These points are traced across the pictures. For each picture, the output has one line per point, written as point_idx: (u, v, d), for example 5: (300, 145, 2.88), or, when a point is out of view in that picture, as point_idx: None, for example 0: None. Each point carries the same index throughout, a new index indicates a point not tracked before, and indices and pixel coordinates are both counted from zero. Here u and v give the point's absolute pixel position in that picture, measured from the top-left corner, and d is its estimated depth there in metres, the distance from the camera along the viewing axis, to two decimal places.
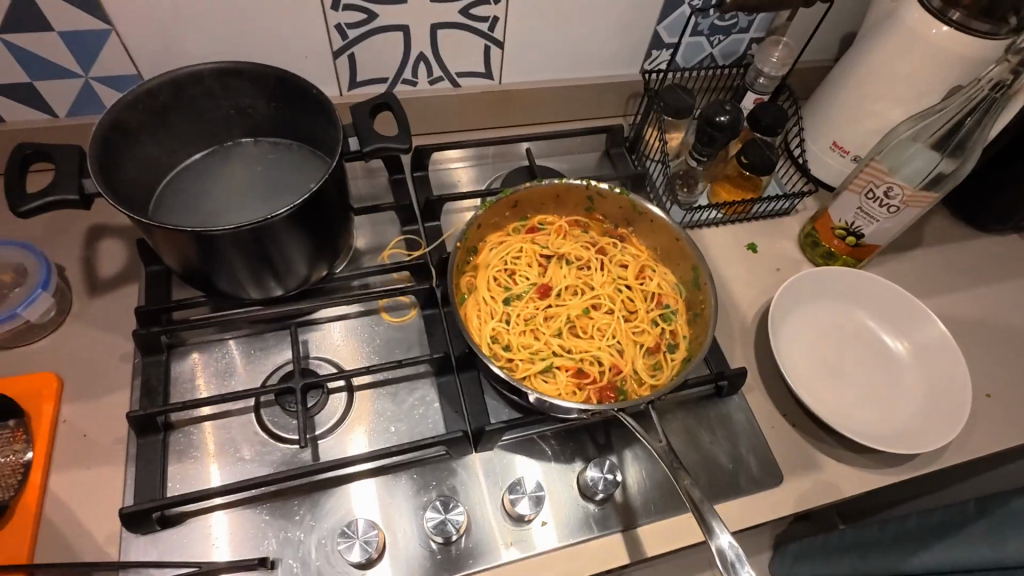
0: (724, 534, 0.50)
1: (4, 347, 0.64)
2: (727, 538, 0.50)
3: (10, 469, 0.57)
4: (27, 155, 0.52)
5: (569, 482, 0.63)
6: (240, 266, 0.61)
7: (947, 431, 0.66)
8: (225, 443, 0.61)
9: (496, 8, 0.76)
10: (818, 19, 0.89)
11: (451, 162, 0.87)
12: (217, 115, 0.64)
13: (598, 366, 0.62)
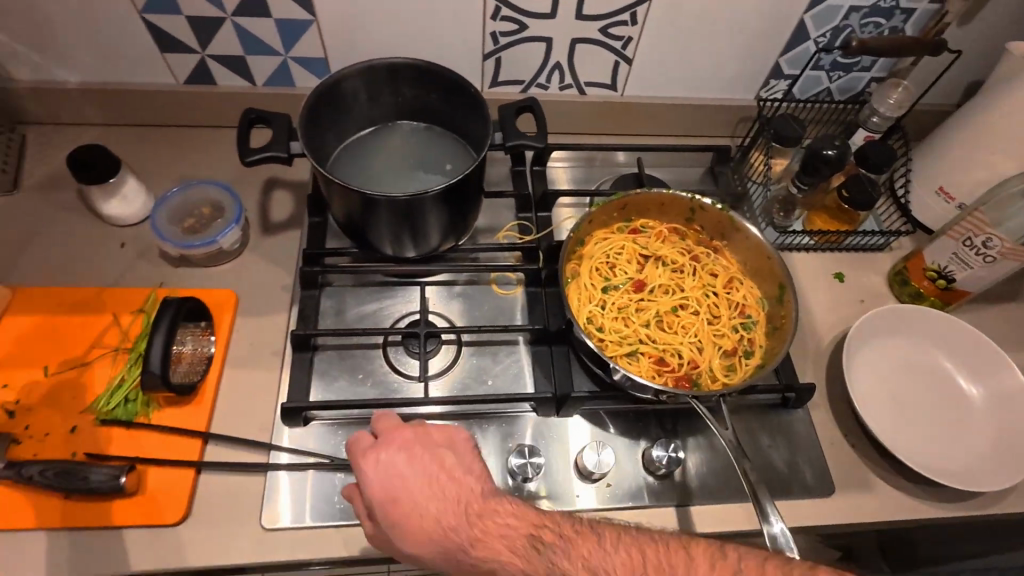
0: (778, 522, 0.56)
1: (199, 265, 0.80)
2: (779, 526, 0.55)
3: (198, 358, 0.72)
4: (253, 118, 0.67)
5: (635, 455, 0.72)
6: (390, 227, 0.73)
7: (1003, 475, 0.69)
8: (355, 369, 0.74)
9: (632, 29, 0.85)
10: (941, 69, 0.91)
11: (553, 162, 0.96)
12: (389, 102, 0.77)
13: (678, 358, 0.70)
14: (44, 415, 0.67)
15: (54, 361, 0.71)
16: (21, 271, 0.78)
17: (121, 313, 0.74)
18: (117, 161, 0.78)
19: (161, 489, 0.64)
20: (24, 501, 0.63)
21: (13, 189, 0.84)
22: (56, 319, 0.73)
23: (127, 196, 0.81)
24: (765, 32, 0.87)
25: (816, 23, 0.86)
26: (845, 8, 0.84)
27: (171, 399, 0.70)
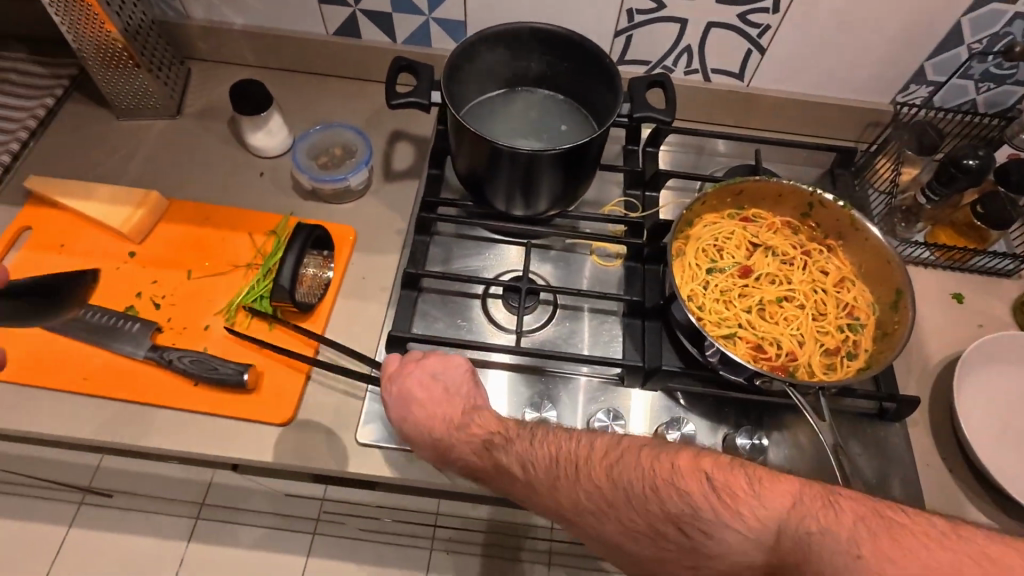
0: None
1: (325, 200, 0.87)
2: None
3: (316, 281, 0.79)
4: (400, 65, 0.71)
5: (715, 440, 0.72)
6: (507, 183, 0.76)
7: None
8: (454, 313, 0.78)
9: (772, 18, 0.83)
10: None
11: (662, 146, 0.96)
12: (521, 66, 0.79)
13: (778, 348, 0.69)
14: (183, 311, 0.75)
15: (195, 266, 0.79)
16: (175, 186, 0.88)
17: (256, 233, 0.82)
18: (269, 97, 0.86)
19: (273, 391, 0.71)
20: (157, 381, 0.70)
21: (176, 115, 0.94)
22: (200, 230, 0.82)
23: (272, 130, 0.89)
24: (915, 32, 0.83)
25: (974, 28, 0.81)
26: (1011, 14, 0.79)
27: (289, 315, 0.76)
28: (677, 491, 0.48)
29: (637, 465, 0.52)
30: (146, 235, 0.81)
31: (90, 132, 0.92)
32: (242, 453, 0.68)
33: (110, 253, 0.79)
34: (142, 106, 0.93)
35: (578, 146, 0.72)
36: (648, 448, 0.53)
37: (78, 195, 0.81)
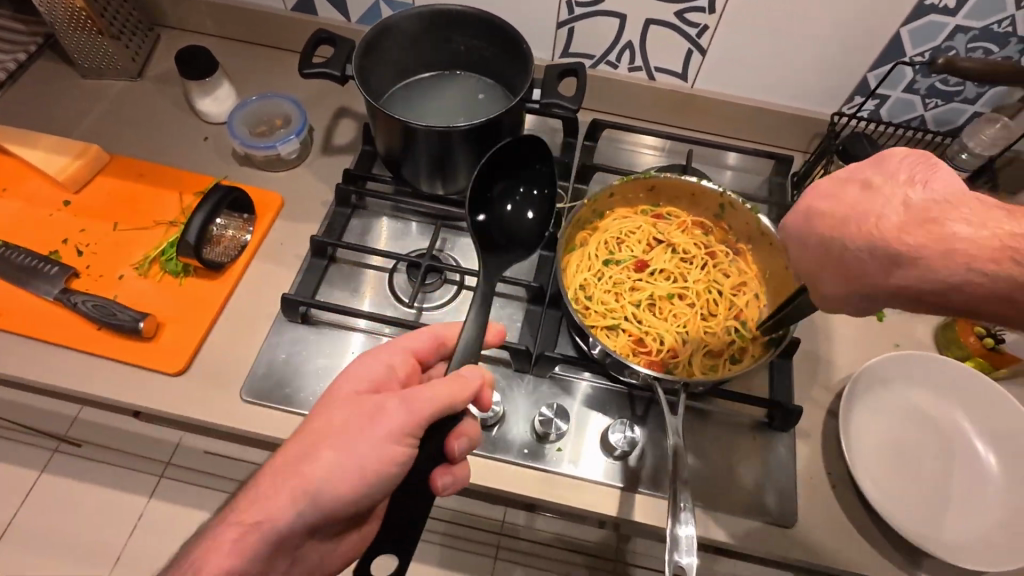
0: (686, 526, 0.50)
1: (259, 168, 0.90)
2: (687, 531, 0.50)
3: (232, 244, 0.81)
4: (321, 38, 0.74)
5: (596, 431, 0.72)
6: (423, 161, 0.78)
7: (1000, 552, 0.62)
8: (362, 285, 0.80)
9: (709, 18, 0.83)
10: None
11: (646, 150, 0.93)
12: (448, 49, 0.81)
13: (659, 343, 0.70)
14: (102, 260, 0.79)
15: (123, 220, 0.82)
16: (123, 144, 0.91)
17: (185, 193, 0.85)
18: (215, 64, 0.89)
19: (172, 343, 0.74)
20: (65, 323, 0.74)
21: (136, 77, 0.98)
22: (134, 186, 0.85)
23: (219, 98, 0.92)
24: (856, 41, 0.81)
25: (914, 40, 0.79)
26: (951, 27, 0.77)
27: (201, 273, 0.79)
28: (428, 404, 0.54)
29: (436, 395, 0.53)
30: (83, 186, 0.84)
31: (54, 88, 0.96)
32: (132, 399, 0.71)
33: (46, 200, 0.83)
34: (103, 66, 0.96)
35: (489, 126, 0.74)
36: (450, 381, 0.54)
37: (25, 144, 0.85)
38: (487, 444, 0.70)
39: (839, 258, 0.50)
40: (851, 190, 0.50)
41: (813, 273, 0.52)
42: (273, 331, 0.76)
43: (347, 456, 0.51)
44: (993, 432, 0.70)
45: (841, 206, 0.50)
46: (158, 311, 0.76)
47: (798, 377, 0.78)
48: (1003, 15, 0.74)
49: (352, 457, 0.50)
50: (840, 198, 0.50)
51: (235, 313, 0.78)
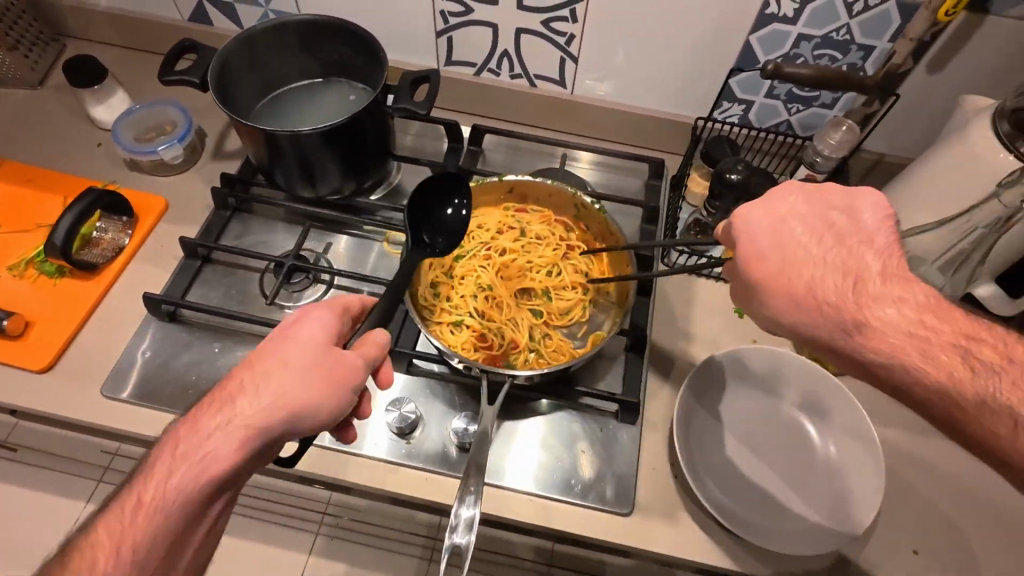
0: (467, 508, 0.57)
1: (147, 173, 0.93)
2: (469, 511, 0.57)
3: (111, 246, 0.84)
4: (184, 47, 0.77)
5: (445, 425, 0.75)
6: (291, 167, 0.80)
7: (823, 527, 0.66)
8: (236, 285, 0.83)
9: (574, 27, 0.87)
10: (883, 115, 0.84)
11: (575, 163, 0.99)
12: (318, 57, 0.84)
13: (499, 338, 0.74)
14: None
15: (4, 223, 0.85)
16: (17, 150, 0.94)
17: (69, 196, 0.88)
18: (103, 72, 0.92)
19: (40, 341, 0.76)
20: None
21: (37, 86, 1.01)
22: (19, 191, 0.88)
23: (112, 105, 0.95)
24: (711, 48, 0.85)
25: (763, 47, 0.83)
26: (795, 35, 0.80)
27: (76, 274, 0.82)
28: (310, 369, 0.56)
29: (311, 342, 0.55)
30: None
31: None
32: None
33: None
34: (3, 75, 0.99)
35: (347, 129, 0.77)
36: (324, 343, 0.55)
37: None
38: (340, 439, 0.73)
39: (793, 278, 0.53)
40: (827, 234, 0.53)
41: (770, 285, 0.54)
42: (143, 330, 0.79)
43: (208, 460, 0.50)
44: (824, 416, 0.74)
45: (797, 240, 0.54)
46: (30, 311, 0.78)
47: (653, 371, 0.81)
48: (839, 23, 0.77)
49: (214, 463, 0.50)
50: (834, 245, 0.53)
51: (107, 312, 0.81)
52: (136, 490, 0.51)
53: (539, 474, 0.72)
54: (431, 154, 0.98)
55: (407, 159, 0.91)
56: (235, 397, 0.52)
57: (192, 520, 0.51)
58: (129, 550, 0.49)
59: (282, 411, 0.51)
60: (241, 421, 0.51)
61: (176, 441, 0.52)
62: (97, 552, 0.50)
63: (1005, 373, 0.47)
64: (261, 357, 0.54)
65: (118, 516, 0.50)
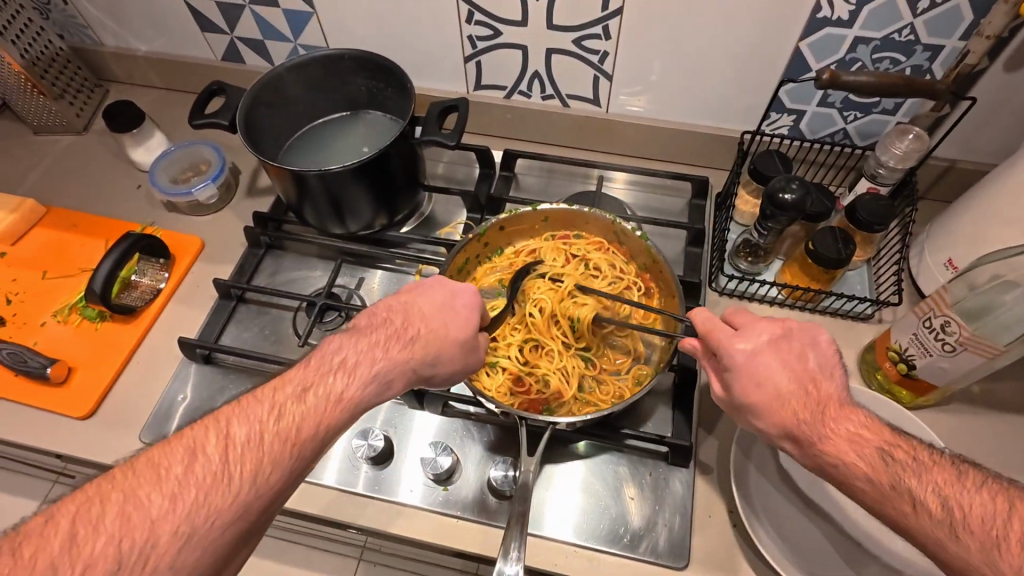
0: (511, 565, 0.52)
1: (185, 213, 0.93)
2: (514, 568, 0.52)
3: (149, 288, 0.85)
4: (214, 90, 0.77)
5: (484, 469, 0.71)
6: (320, 205, 0.79)
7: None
8: (269, 324, 0.82)
9: (608, 43, 0.82)
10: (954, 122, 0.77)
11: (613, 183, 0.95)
12: (346, 90, 0.83)
13: (540, 381, 0.70)
14: (26, 308, 0.83)
15: (50, 268, 0.87)
16: (62, 195, 0.96)
17: (111, 239, 0.89)
18: (141, 116, 0.93)
19: (82, 387, 0.77)
20: None
21: (82, 131, 1.03)
22: (64, 235, 0.90)
23: (151, 147, 0.96)
24: (755, 56, 0.79)
25: (815, 54, 0.76)
26: (850, 39, 0.74)
27: (116, 316, 0.82)
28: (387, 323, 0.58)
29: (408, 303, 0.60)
30: (18, 239, 0.89)
31: (9, 145, 1.02)
32: (42, 443, 0.74)
33: None
34: (51, 122, 1.02)
35: (377, 163, 0.75)
36: (406, 303, 0.60)
37: None
38: (376, 485, 0.70)
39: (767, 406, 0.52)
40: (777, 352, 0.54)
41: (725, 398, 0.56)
42: (180, 373, 0.78)
43: (356, 386, 0.53)
44: None
45: (779, 365, 0.53)
46: (72, 356, 0.79)
47: (704, 405, 0.75)
48: (901, 23, 0.71)
49: (360, 388, 0.53)
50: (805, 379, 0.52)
51: (146, 355, 0.81)
52: (267, 401, 0.49)
53: (584, 523, 0.67)
54: (463, 181, 0.96)
55: (438, 188, 0.88)
56: (390, 337, 0.56)
57: (319, 444, 0.50)
58: (263, 462, 0.46)
59: (440, 358, 0.58)
60: (395, 357, 0.56)
61: (315, 367, 0.53)
62: (220, 459, 0.45)
63: (923, 473, 0.45)
64: (419, 311, 0.60)
65: (248, 424, 0.47)
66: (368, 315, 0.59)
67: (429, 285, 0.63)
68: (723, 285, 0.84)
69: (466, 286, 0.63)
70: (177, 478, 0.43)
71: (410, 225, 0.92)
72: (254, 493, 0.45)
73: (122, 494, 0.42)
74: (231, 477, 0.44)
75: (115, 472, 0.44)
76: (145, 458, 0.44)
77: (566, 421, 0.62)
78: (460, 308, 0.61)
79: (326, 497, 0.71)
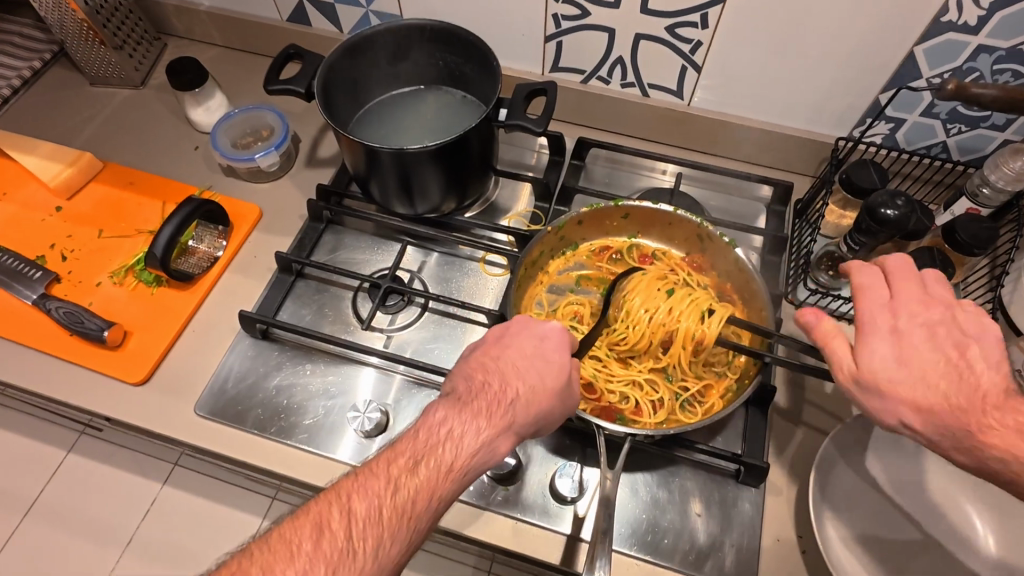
0: None
1: (244, 179, 0.90)
2: None
3: (207, 257, 0.83)
4: (290, 54, 0.74)
5: (545, 471, 0.69)
6: (391, 183, 0.75)
7: None
8: (326, 301, 0.80)
9: (703, 33, 0.78)
10: None
11: (662, 173, 0.91)
12: (423, 64, 0.80)
13: (615, 388, 0.69)
14: (84, 265, 0.82)
15: (106, 226, 0.85)
16: (117, 150, 0.94)
17: (168, 202, 0.87)
18: (204, 74, 0.90)
19: (136, 353, 0.75)
20: (40, 326, 0.77)
21: (139, 86, 1.00)
22: (121, 193, 0.88)
23: (211, 107, 0.93)
24: (862, 57, 0.74)
25: (930, 60, 0.71)
26: (973, 47, 0.68)
27: (172, 282, 0.80)
28: (484, 380, 0.55)
29: (505, 357, 0.57)
30: (75, 193, 0.87)
31: (65, 94, 1.00)
32: (97, 406, 0.73)
33: (40, 206, 0.86)
34: (108, 74, 0.99)
35: (457, 145, 0.71)
36: (502, 357, 0.57)
37: (23, 150, 0.87)
38: None
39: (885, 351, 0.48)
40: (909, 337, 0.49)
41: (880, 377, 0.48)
42: (237, 345, 0.76)
43: (466, 455, 0.51)
44: None
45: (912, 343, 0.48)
46: (128, 319, 0.78)
47: (775, 423, 0.72)
48: None
49: (469, 456, 0.51)
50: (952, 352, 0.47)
51: (200, 324, 0.79)
52: (383, 473, 0.48)
53: (647, 536, 0.65)
54: (530, 166, 0.92)
55: (509, 173, 0.84)
56: (491, 402, 0.53)
57: (433, 513, 0.49)
58: (384, 537, 0.46)
59: (541, 413, 0.55)
60: (497, 422, 0.53)
61: (424, 436, 0.51)
62: (345, 536, 0.45)
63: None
64: (514, 365, 0.57)
65: (368, 499, 0.47)
66: (462, 376, 0.56)
67: (527, 336, 0.59)
68: (801, 298, 0.80)
69: (551, 328, 0.60)
70: (308, 554, 0.44)
71: (473, 209, 0.88)
72: (377, 569, 0.45)
73: (258, 573, 0.43)
74: (356, 554, 0.45)
75: (249, 546, 0.45)
76: (276, 534, 0.45)
77: (645, 432, 0.60)
78: (552, 356, 0.58)
79: None
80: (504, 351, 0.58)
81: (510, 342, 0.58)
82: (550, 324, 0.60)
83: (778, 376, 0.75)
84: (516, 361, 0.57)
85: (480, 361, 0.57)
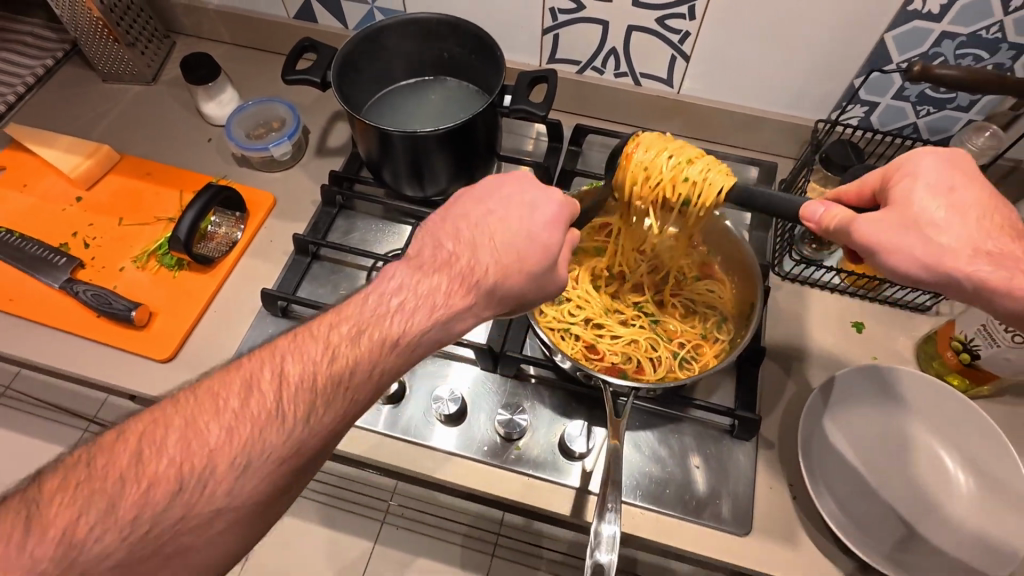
0: (609, 525, 0.56)
1: (258, 169, 0.95)
2: (611, 528, 0.56)
3: (226, 240, 0.87)
4: (305, 47, 0.78)
5: (555, 432, 0.74)
6: (401, 166, 0.80)
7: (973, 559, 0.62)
8: (341, 281, 0.84)
9: (690, 24, 0.83)
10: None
11: None
12: (431, 56, 0.84)
13: (616, 351, 0.75)
14: (106, 252, 0.85)
15: (126, 215, 0.88)
16: (132, 144, 0.97)
17: (185, 191, 0.91)
18: (216, 69, 0.94)
19: (163, 332, 0.79)
20: (66, 309, 0.80)
21: (151, 82, 1.04)
22: (139, 184, 0.91)
23: (223, 101, 0.97)
24: (835, 46, 0.80)
25: (899, 46, 0.77)
26: (937, 33, 0.75)
27: (193, 266, 0.84)
28: (445, 255, 0.55)
29: (483, 223, 0.57)
30: (93, 184, 0.91)
31: (78, 91, 1.03)
32: (124, 383, 0.77)
33: (60, 196, 0.90)
34: (121, 71, 1.02)
35: (463, 129, 0.76)
36: (482, 225, 0.56)
37: (43, 144, 0.91)
38: (451, 441, 0.73)
39: (932, 210, 0.54)
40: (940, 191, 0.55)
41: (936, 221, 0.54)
42: (257, 324, 0.80)
43: (408, 329, 0.52)
44: (967, 450, 0.68)
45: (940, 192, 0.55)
46: (152, 301, 0.81)
47: (765, 386, 0.77)
48: (990, 21, 0.72)
49: (412, 332, 0.52)
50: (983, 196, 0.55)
51: (218, 305, 0.83)
52: (320, 341, 0.50)
53: (651, 488, 0.70)
54: (530, 153, 0.97)
55: (510, 158, 0.89)
56: (456, 275, 0.54)
57: (374, 385, 0.51)
58: (314, 402, 0.48)
59: (512, 288, 0.56)
60: (456, 300, 0.54)
61: (370, 305, 0.52)
62: (274, 397, 0.47)
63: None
64: (496, 236, 0.56)
65: (301, 364, 0.48)
66: (432, 243, 0.56)
67: (519, 201, 0.58)
68: (787, 269, 0.85)
69: (551, 198, 0.58)
70: (233, 411, 0.46)
71: None
72: (306, 432, 0.47)
73: (185, 420, 0.45)
74: (283, 416, 0.47)
75: (183, 393, 0.47)
76: (205, 386, 0.47)
77: (646, 387, 0.65)
78: (538, 230, 0.57)
79: (396, 447, 0.74)
80: (492, 212, 0.57)
81: (503, 203, 0.58)
82: (551, 192, 0.58)
83: (769, 343, 0.80)
84: (500, 227, 0.56)
85: (465, 221, 0.57)
